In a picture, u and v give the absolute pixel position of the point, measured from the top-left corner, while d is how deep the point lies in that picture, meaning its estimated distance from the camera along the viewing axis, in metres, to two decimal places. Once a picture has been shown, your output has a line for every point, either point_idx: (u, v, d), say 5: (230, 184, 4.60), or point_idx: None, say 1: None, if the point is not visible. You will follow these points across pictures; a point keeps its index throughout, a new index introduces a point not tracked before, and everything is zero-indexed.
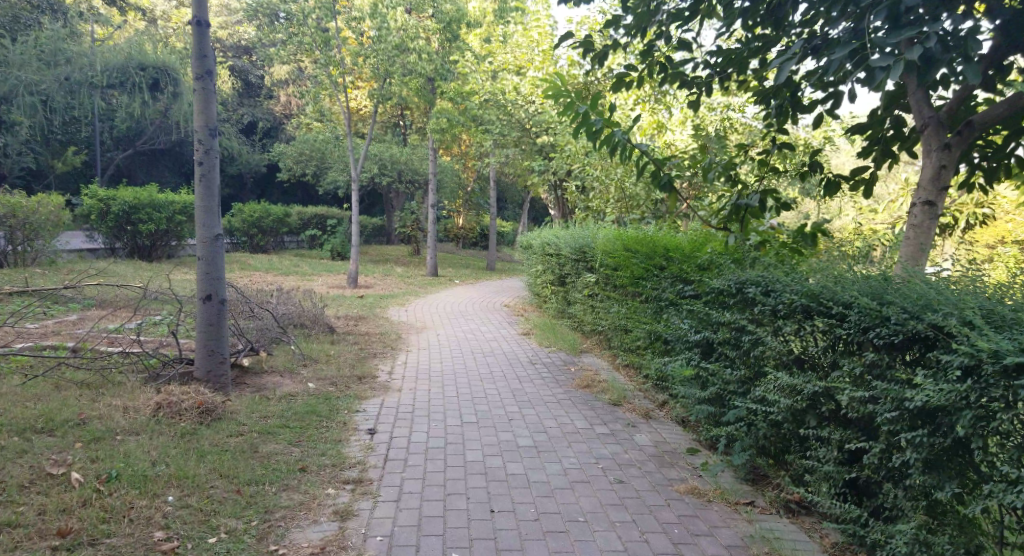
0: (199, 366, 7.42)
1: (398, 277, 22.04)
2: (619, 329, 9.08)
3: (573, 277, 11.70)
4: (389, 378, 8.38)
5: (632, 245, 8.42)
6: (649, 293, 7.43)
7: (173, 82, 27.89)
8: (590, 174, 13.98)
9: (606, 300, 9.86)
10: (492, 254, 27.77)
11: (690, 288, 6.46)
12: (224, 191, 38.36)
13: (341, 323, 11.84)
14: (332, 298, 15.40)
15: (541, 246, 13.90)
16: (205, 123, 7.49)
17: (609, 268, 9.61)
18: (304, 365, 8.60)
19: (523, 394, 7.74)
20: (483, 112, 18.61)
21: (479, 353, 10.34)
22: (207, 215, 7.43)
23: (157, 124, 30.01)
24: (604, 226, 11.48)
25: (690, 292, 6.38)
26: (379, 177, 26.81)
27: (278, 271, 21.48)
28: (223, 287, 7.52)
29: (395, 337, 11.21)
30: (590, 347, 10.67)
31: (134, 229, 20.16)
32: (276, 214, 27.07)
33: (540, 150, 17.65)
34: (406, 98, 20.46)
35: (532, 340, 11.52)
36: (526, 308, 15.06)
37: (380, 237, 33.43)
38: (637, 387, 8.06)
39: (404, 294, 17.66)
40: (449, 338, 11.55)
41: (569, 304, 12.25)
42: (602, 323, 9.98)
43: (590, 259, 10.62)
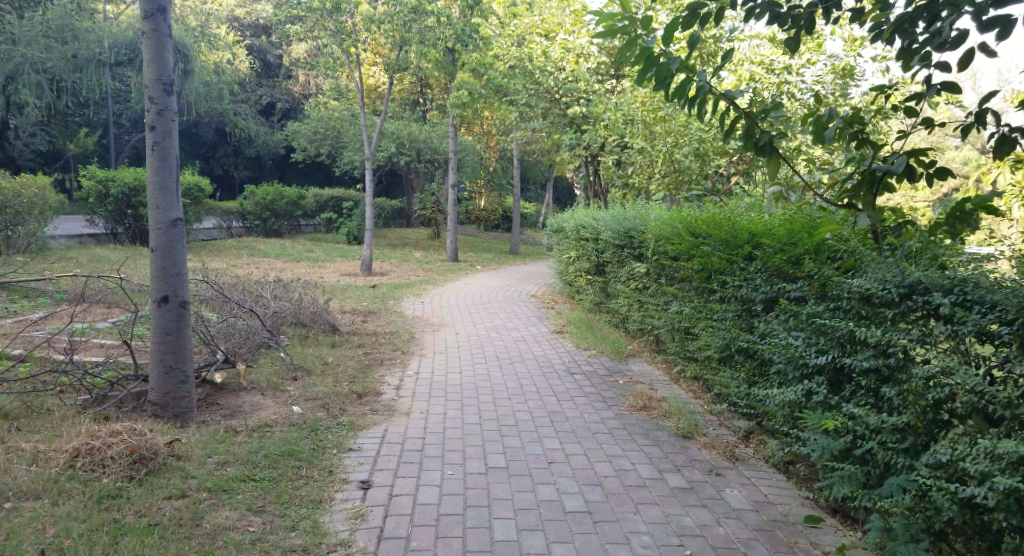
0: (154, 386, 5.79)
1: (416, 263, 20.45)
2: (678, 331, 7.43)
3: (614, 265, 10.03)
4: (395, 396, 6.75)
5: (704, 228, 6.77)
6: (733, 292, 5.79)
7: (183, 59, 26.23)
8: (630, 145, 12.35)
9: (661, 297, 8.22)
10: (517, 237, 26.14)
11: (798, 288, 4.79)
12: (239, 172, 36.95)
13: (347, 320, 10.18)
14: (342, 289, 13.80)
15: (572, 229, 12.23)
16: (155, 75, 5.74)
17: (666, 255, 7.94)
18: (293, 378, 7.01)
19: (565, 419, 6.10)
20: (508, 81, 16.85)
21: (507, 358, 8.67)
22: (162, 196, 5.75)
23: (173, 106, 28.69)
24: (655, 205, 9.85)
25: (799, 295, 4.69)
26: (398, 158, 25.04)
27: (290, 257, 19.99)
28: (186, 286, 5.87)
29: (407, 337, 9.58)
30: (638, 351, 9.01)
31: (135, 213, 18.58)
32: (291, 196, 25.55)
33: (570, 123, 15.89)
34: (423, 68, 18.70)
35: (567, 339, 9.88)
36: (557, 299, 13.43)
37: (399, 220, 31.86)
38: (709, 409, 6.47)
39: (422, 283, 16.03)
40: (471, 338, 9.88)
41: (609, 296, 10.59)
42: (655, 322, 8.35)
43: (637, 243, 8.96)
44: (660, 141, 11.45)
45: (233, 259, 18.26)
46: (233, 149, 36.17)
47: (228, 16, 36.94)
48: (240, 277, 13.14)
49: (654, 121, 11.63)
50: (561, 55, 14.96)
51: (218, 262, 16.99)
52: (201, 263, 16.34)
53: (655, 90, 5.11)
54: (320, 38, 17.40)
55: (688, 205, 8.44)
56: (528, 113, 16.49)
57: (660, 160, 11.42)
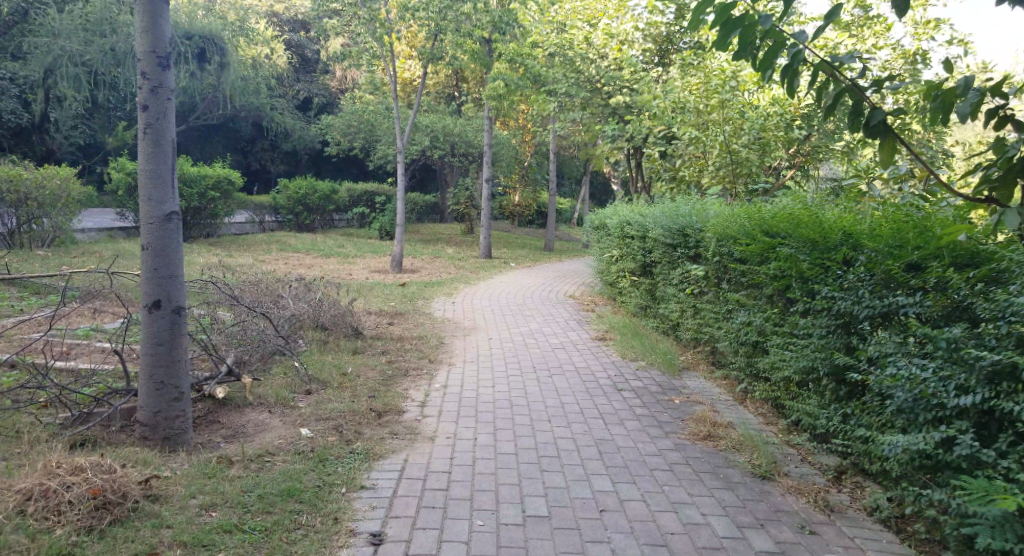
0: (143, 405, 5.01)
1: (448, 260, 19.65)
2: (745, 345, 6.48)
3: (664, 266, 9.05)
4: (419, 415, 5.90)
5: (780, 227, 5.80)
6: (824, 304, 4.84)
7: (218, 51, 26.12)
8: (679, 136, 11.39)
9: (722, 303, 7.25)
10: (553, 233, 25.23)
11: (914, 303, 4.20)
12: (275, 167, 36.56)
13: (371, 324, 9.35)
14: (370, 288, 13.02)
15: (617, 226, 11.30)
16: (149, 47, 4.93)
17: (730, 257, 6.97)
18: (305, 393, 6.22)
19: (616, 451, 5.25)
20: (548, 70, 15.90)
21: (546, 369, 7.77)
22: (156, 186, 4.95)
23: (208, 99, 28.35)
24: (712, 200, 8.87)
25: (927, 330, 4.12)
26: (432, 152, 24.28)
27: (320, 253, 19.30)
28: (182, 289, 5.08)
29: (434, 343, 8.72)
30: (692, 363, 8.04)
31: None
32: (323, 190, 24.89)
33: (612, 113, 14.92)
34: (459, 58, 17.82)
35: (611, 347, 8.95)
36: (598, 301, 12.54)
37: (432, 215, 31.14)
38: (784, 440, 5.53)
39: (455, 281, 15.20)
40: (504, 343, 8.98)
41: (656, 301, 9.68)
42: (713, 331, 7.39)
43: (693, 243, 7.99)
44: (714, 130, 10.52)
45: (261, 254, 17.62)
46: (270, 144, 35.83)
47: (266, 10, 36.61)
48: (263, 275, 12.42)
49: (708, 108, 10.70)
50: (604, 39, 14.17)
51: (245, 257, 16.33)
52: (228, 258, 15.70)
53: (739, 56, 4.36)
54: (352, 26, 16.67)
55: (752, 200, 7.46)
56: (566, 103, 15.56)
57: (715, 150, 10.47)
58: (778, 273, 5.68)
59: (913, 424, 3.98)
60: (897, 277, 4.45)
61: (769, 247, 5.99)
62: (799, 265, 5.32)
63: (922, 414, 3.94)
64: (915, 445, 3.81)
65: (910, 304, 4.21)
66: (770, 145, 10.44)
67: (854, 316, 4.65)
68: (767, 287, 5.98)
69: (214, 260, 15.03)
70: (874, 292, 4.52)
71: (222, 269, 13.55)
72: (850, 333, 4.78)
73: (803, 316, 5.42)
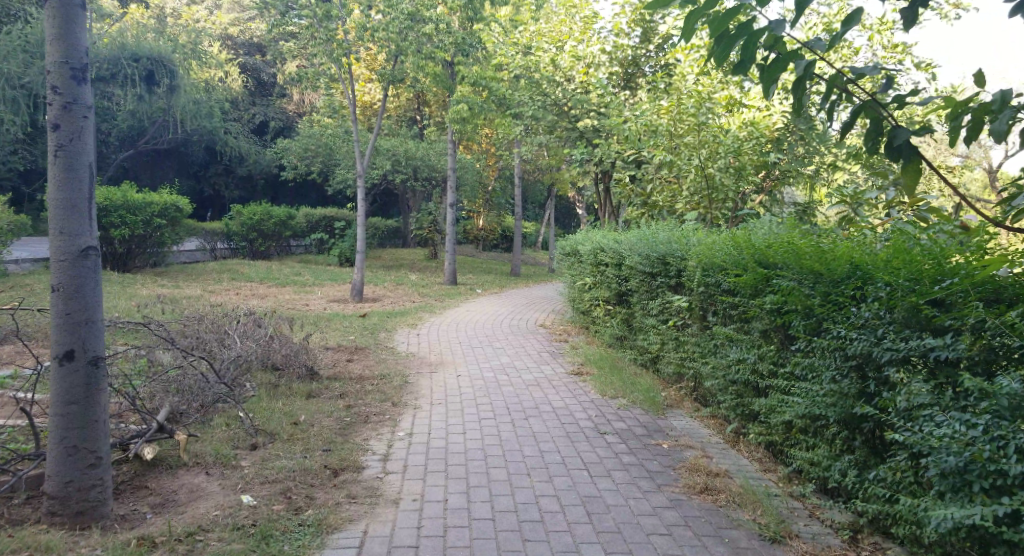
0: (52, 474, 4.27)
1: (412, 287, 18.98)
2: (740, 385, 5.99)
3: (643, 296, 8.56)
4: (380, 472, 5.27)
5: (779, 256, 5.33)
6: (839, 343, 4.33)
7: (168, 75, 25.05)
8: (650, 161, 11.10)
9: (707, 337, 6.76)
10: (518, 259, 24.75)
11: (947, 349, 3.68)
12: (229, 192, 35.51)
13: (328, 363, 8.63)
14: (328, 320, 12.28)
15: (589, 253, 10.79)
16: (61, 56, 4.23)
17: (718, 288, 6.47)
18: (249, 448, 5.49)
19: (609, 514, 4.67)
20: (513, 93, 15.44)
21: (520, 409, 7.19)
22: (70, 217, 4.24)
23: (160, 123, 27.45)
24: (692, 225, 8.43)
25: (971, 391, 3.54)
26: (393, 176, 23.64)
27: (275, 281, 18.45)
28: (102, 337, 4.36)
29: (397, 382, 8.05)
30: (675, 401, 7.53)
31: (105, 236, 16.38)
32: (279, 216, 24.01)
33: (580, 137, 14.51)
34: (420, 80, 17.28)
35: (588, 382, 8.40)
36: (570, 330, 12.00)
37: (394, 241, 30.43)
38: (786, 490, 5.03)
39: (418, 311, 14.53)
40: (474, 380, 8.36)
41: (635, 332, 9.19)
42: (699, 368, 6.88)
43: (675, 273, 7.51)
44: (690, 154, 10.15)
45: (213, 284, 16.72)
46: (224, 169, 34.82)
47: (221, 33, 35.75)
48: (213, 308, 11.60)
49: (682, 130, 10.41)
50: (570, 61, 13.82)
51: (194, 288, 15.43)
52: (176, 289, 14.79)
53: (744, 67, 3.63)
54: (309, 47, 16.02)
55: (739, 226, 7.01)
56: (532, 126, 15.10)
57: (690, 173, 10.09)
58: (780, 306, 5.19)
59: (952, 490, 3.45)
60: (923, 315, 3.92)
61: (766, 278, 5.51)
62: (805, 298, 4.82)
63: (966, 481, 3.41)
64: (973, 521, 3.23)
65: (939, 346, 3.70)
66: (748, 169, 10.09)
67: (873, 359, 4.16)
68: (766, 321, 5.50)
69: (160, 291, 14.11)
70: (897, 332, 4.02)
71: (168, 303, 12.67)
72: (866, 374, 4.28)
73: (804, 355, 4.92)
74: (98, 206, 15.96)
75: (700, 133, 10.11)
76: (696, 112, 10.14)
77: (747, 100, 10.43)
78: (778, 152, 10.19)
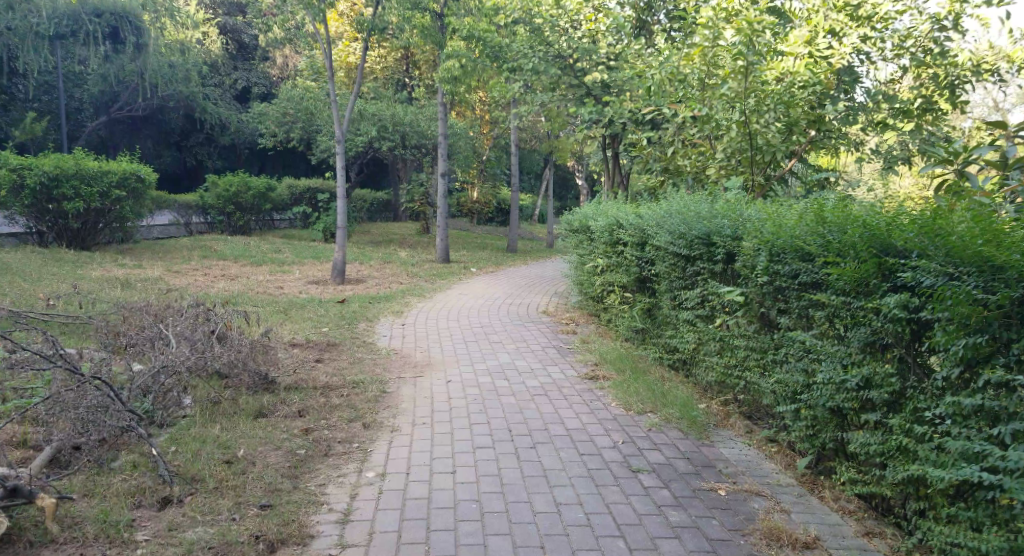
0: None
1: (401, 264, 17.42)
2: (824, 410, 4.55)
3: (673, 284, 7.04)
4: (333, 546, 3.83)
5: (909, 237, 3.87)
6: None
7: (135, 32, 23.29)
8: (670, 119, 9.73)
9: (770, 341, 5.27)
10: (517, 232, 23.19)
11: None
12: (212, 162, 33.65)
13: (288, 367, 7.07)
14: (301, 306, 10.76)
15: (602, 230, 9.25)
16: None
17: (784, 275, 4.96)
18: (154, 507, 4.05)
19: None
20: (511, 45, 13.82)
21: (526, 431, 5.71)
22: None
23: (137, 85, 25.83)
24: (736, 197, 6.92)
25: None
26: (379, 143, 21.87)
27: (251, 258, 16.92)
28: None
29: (374, 392, 6.52)
30: (721, 418, 6.04)
31: (58, 209, 14.78)
32: (258, 188, 22.30)
33: (587, 95, 12.89)
34: (407, 33, 15.60)
35: (606, 388, 6.90)
36: (578, 318, 10.58)
37: (385, 214, 28.92)
38: None
39: (404, 292, 13.05)
40: (469, 388, 6.85)
41: (659, 324, 7.72)
42: (757, 380, 5.39)
43: (722, 257, 5.99)
44: (731, 107, 8.54)
45: (179, 263, 15.10)
46: (205, 137, 32.85)
47: None
48: (164, 296, 10.02)
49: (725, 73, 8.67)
50: (577, 5, 12.64)
51: (158, 269, 13.85)
52: (135, 271, 13.22)
53: None
54: None
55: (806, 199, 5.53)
56: (532, 82, 13.43)
57: (731, 130, 8.53)
58: (920, 313, 3.79)
59: None
60: None
61: (889, 269, 4.03)
62: (989, 307, 3.44)
63: None
64: None
65: None
66: (797, 126, 8.56)
67: None
68: (886, 330, 4.02)
69: (116, 273, 12.52)
70: None
71: (119, 288, 11.09)
72: None
73: (963, 388, 3.61)
74: (47, 175, 14.34)
75: (740, 79, 8.44)
76: (743, 51, 8.31)
77: (785, 47, 8.69)
78: (826, 105, 8.83)
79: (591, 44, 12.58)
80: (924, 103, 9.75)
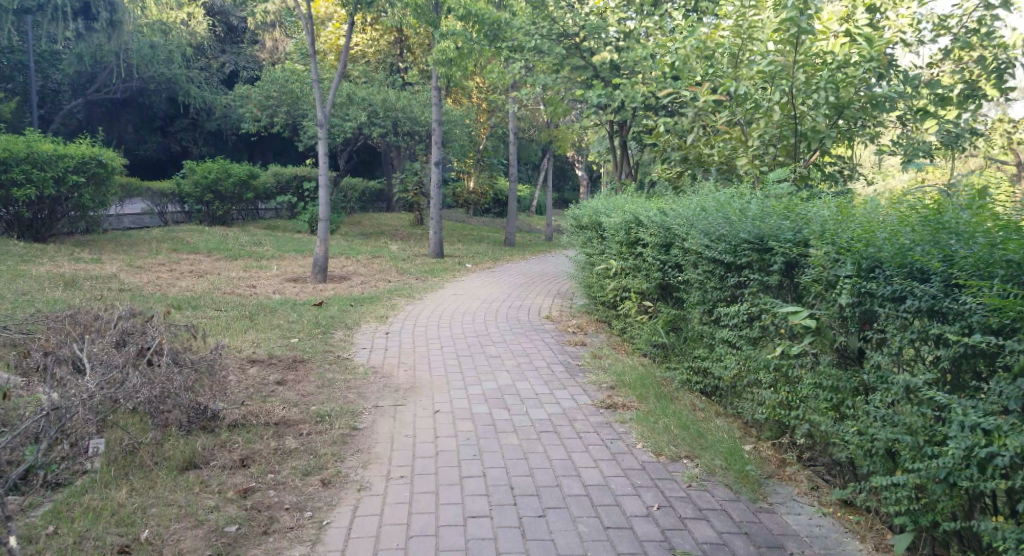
0: None
1: (389, 260, 16.08)
2: (942, 487, 3.27)
3: (709, 294, 5.70)
4: None
5: None
6: None
7: (107, 6, 21.93)
8: (692, 101, 8.44)
9: (852, 381, 3.98)
10: (514, 225, 21.89)
11: None
12: (198, 148, 32.21)
13: (240, 396, 5.79)
14: (272, 310, 9.50)
15: (616, 226, 7.95)
16: None
17: (880, 297, 3.64)
18: None
19: None
20: (512, 22, 12.54)
21: (533, 488, 4.43)
22: None
23: (115, 65, 24.40)
24: (788, 192, 5.60)
25: None
26: (369, 129, 20.45)
27: (226, 252, 15.61)
28: None
29: (341, 430, 5.23)
30: (776, 468, 4.73)
31: (7, 197, 13.42)
32: (239, 175, 20.96)
33: (595, 77, 11.62)
34: (397, 10, 14.27)
35: (627, 421, 5.60)
36: (586, 326, 9.29)
37: (377, 204, 27.61)
38: None
39: (390, 292, 11.78)
40: (461, 422, 5.57)
41: (687, 340, 6.42)
42: (836, 430, 4.06)
43: (780, 267, 4.64)
44: (774, 86, 7.19)
45: (145, 257, 13.81)
46: (190, 122, 31.41)
47: None
48: (112, 299, 8.73)
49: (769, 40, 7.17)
50: None
51: (119, 264, 12.55)
52: (92, 266, 11.93)
53: None
54: None
55: (903, 195, 4.20)
56: (534, 62, 12.09)
57: (772, 114, 7.15)
58: None
59: None
60: None
61: None
62: None
63: None
64: None
65: None
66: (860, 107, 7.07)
67: None
68: None
69: (65, 269, 11.18)
70: None
71: (65, 287, 9.77)
72: None
73: None
74: None
75: (786, 49, 7.00)
76: (796, 16, 6.72)
77: (818, 23, 7.45)
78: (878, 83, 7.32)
79: (598, 20, 11.24)
80: (966, 89, 8.29)
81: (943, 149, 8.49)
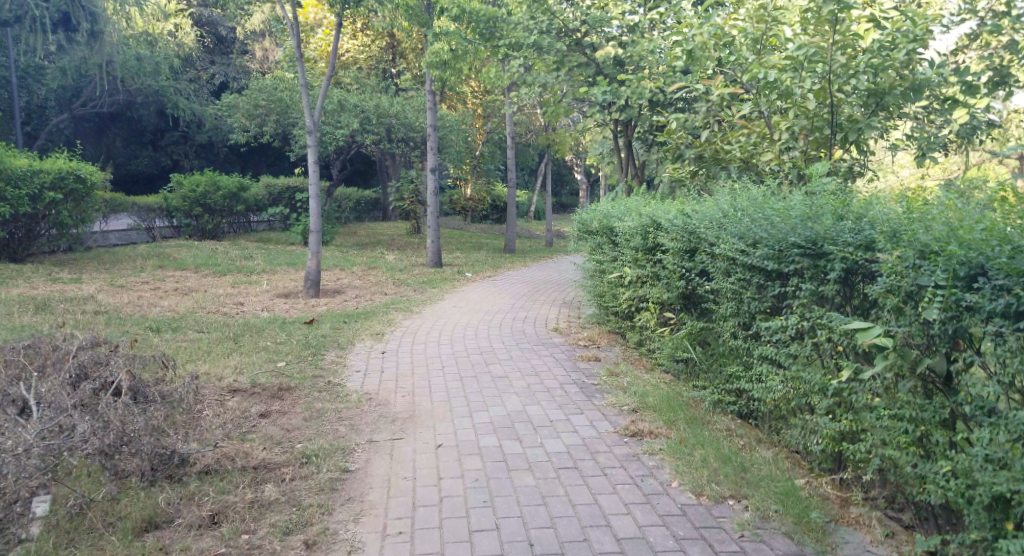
0: None
1: (385, 271, 15.41)
2: None
3: (745, 306, 5.02)
4: None
5: None
6: None
7: (88, 16, 21.00)
8: (708, 93, 7.75)
9: (938, 411, 3.35)
10: (512, 231, 21.16)
11: None
12: (190, 161, 31.56)
13: (217, 435, 5.12)
14: (258, 330, 8.82)
15: (631, 229, 7.23)
16: None
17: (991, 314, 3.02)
18: None
19: None
20: (507, 19, 11.87)
21: (556, 545, 3.75)
22: None
23: (104, 78, 23.60)
24: (834, 188, 4.93)
25: None
26: (361, 137, 19.77)
27: (214, 267, 14.95)
28: None
29: (329, 474, 4.54)
30: (838, 508, 4.07)
31: None
32: (229, 187, 20.30)
33: (597, 74, 10.94)
34: (387, 10, 13.59)
35: (657, 453, 4.92)
36: (598, 338, 8.59)
37: (372, 213, 26.97)
38: None
39: (385, 306, 11.09)
40: (468, 459, 4.88)
41: (717, 356, 5.70)
42: (920, 469, 3.40)
43: (838, 275, 4.01)
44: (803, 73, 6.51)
45: (129, 275, 13.15)
46: (181, 136, 30.75)
47: None
48: (87, 326, 8.06)
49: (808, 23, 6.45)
50: None
51: (99, 284, 11.87)
52: (70, 286, 11.27)
53: None
54: None
55: (990, 191, 3.57)
56: (533, 60, 11.41)
57: (806, 102, 6.43)
58: None
59: None
60: None
61: None
62: None
63: None
64: None
65: None
66: (906, 94, 6.38)
67: None
68: None
69: (39, 291, 10.49)
70: None
71: (37, 311, 9.09)
72: None
73: None
74: None
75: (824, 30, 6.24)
76: None
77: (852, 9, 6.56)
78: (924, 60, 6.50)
79: (602, 13, 10.64)
80: (996, 75, 7.35)
81: (963, 142, 7.48)
